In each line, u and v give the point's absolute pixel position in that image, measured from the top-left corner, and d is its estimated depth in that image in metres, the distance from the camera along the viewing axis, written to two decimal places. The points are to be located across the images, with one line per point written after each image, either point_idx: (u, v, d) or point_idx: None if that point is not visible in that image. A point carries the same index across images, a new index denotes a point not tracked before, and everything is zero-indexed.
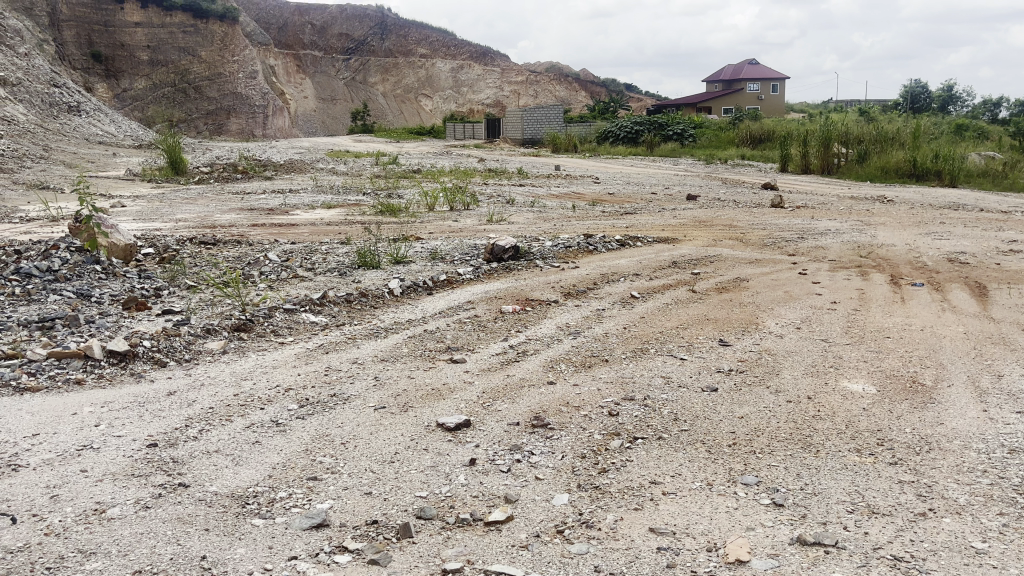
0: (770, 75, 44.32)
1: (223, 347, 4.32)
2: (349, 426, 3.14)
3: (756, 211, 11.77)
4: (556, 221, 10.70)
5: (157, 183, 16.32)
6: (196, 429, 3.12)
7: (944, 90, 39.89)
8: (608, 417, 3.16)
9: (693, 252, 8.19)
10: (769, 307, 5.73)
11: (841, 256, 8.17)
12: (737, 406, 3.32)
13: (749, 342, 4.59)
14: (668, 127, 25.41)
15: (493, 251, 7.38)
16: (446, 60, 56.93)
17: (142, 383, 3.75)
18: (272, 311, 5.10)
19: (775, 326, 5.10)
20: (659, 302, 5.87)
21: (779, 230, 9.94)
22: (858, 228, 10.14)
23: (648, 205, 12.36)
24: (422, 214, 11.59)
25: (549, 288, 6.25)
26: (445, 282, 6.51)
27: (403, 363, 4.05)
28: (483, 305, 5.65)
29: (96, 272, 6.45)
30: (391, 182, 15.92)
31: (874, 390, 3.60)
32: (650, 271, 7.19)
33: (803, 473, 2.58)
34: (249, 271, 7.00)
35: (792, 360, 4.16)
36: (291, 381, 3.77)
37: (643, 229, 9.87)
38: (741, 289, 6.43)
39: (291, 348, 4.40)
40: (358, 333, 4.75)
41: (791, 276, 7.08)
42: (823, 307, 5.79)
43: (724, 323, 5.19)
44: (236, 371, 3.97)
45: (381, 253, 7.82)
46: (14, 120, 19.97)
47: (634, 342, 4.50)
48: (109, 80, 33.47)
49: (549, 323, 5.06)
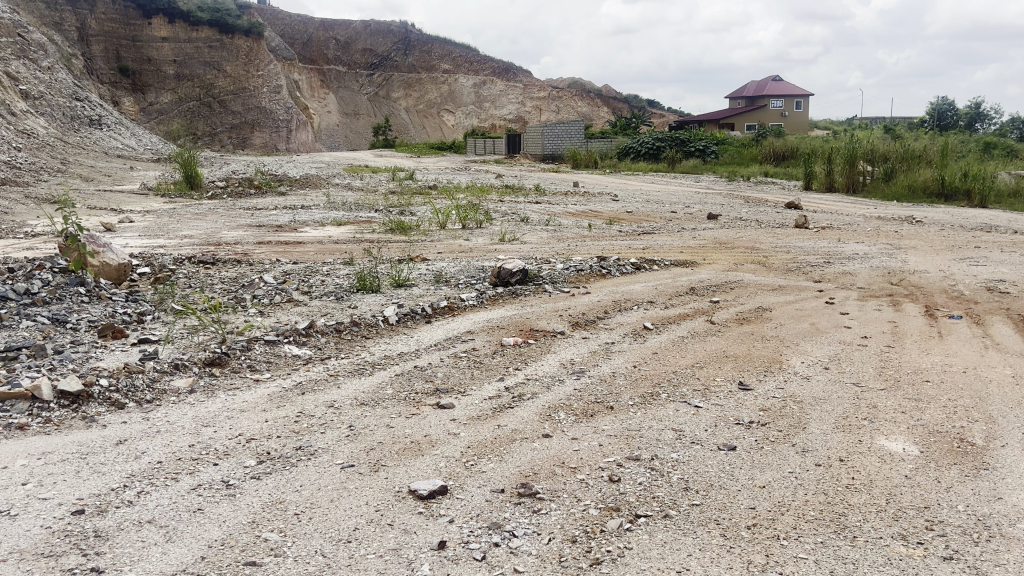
0: (793, 92, 43.77)
1: (191, 385, 3.94)
2: (309, 490, 2.73)
3: (779, 232, 11.34)
4: (570, 241, 10.30)
5: (170, 198, 16.12)
6: (134, 491, 2.72)
7: (972, 108, 39.13)
8: (607, 484, 2.74)
9: (712, 277, 7.75)
10: (794, 343, 5.27)
11: (869, 283, 7.70)
12: (758, 472, 2.87)
13: (772, 386, 4.15)
14: (689, 144, 25.02)
15: (500, 275, 6.96)
16: (468, 75, 56.84)
17: (93, 429, 3.37)
18: (251, 343, 4.72)
19: (800, 366, 4.64)
20: (674, 336, 5.42)
21: (803, 253, 9.48)
22: (887, 251, 9.65)
23: (667, 224, 11.96)
24: (433, 232, 11.27)
25: (556, 317, 5.83)
26: (446, 309, 6.10)
27: (384, 409, 3.64)
28: (483, 336, 5.24)
29: (78, 295, 6.13)
30: (405, 198, 15.57)
31: (915, 450, 3.14)
32: (665, 298, 6.76)
33: (837, 571, 2.15)
34: (242, 295, 6.66)
35: (820, 409, 3.71)
36: (256, 430, 3.37)
37: (661, 250, 9.43)
38: (764, 321, 5.97)
39: (266, 387, 4.01)
40: (341, 369, 4.36)
41: (817, 306, 6.62)
42: (853, 343, 5.31)
43: (745, 361, 4.74)
44: (200, 415, 3.58)
45: (383, 275, 7.45)
46: (33, 134, 19.91)
47: (643, 385, 4.06)
48: (137, 94, 33.60)
49: (551, 359, 4.63)
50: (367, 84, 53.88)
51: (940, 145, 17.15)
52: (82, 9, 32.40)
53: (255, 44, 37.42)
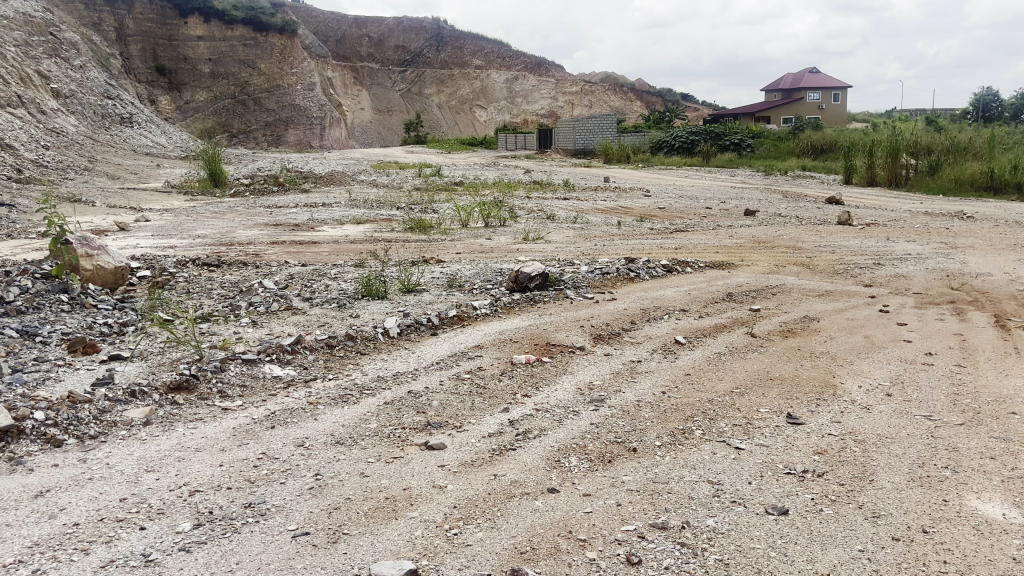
0: (831, 83, 42.56)
1: (146, 416, 3.40)
2: (246, 571, 2.18)
3: (821, 230, 10.58)
4: (597, 240, 9.67)
5: (192, 195, 15.77)
6: (28, 570, 2.18)
7: (1017, 98, 37.65)
8: (624, 570, 2.18)
9: (753, 281, 7.06)
10: (849, 362, 4.60)
11: (926, 288, 6.96)
12: (819, 550, 2.29)
13: (827, 420, 3.52)
14: (725, 137, 24.15)
15: (517, 280, 6.35)
16: (500, 70, 56.19)
17: (16, 476, 2.82)
18: (226, 363, 4.16)
19: (858, 393, 3.98)
20: (708, 352, 4.78)
21: (849, 253, 8.74)
22: (943, 252, 8.85)
23: (701, 221, 11.26)
24: (454, 231, 10.70)
25: (576, 329, 5.22)
26: (455, 319, 5.50)
27: (363, 450, 3.07)
28: (493, 352, 4.65)
29: (59, 304, 5.65)
30: (427, 195, 14.95)
31: (1018, 517, 2.51)
32: (699, 305, 6.09)
33: None
34: (237, 303, 6.13)
35: (888, 453, 3.09)
36: (204, 479, 2.81)
37: (694, 250, 8.73)
38: (811, 334, 5.30)
39: (232, 419, 3.46)
40: (325, 396, 3.79)
41: (870, 315, 5.91)
42: (916, 362, 4.63)
43: (793, 385, 4.09)
44: (147, 456, 3.03)
45: (393, 279, 6.87)
46: (62, 133, 19.74)
47: (673, 420, 3.43)
48: (173, 92, 33.39)
49: (568, 382, 4.03)
50: (399, 80, 53.50)
51: (988, 137, 16.22)
52: (119, 9, 32.40)
53: (289, 41, 37.32)
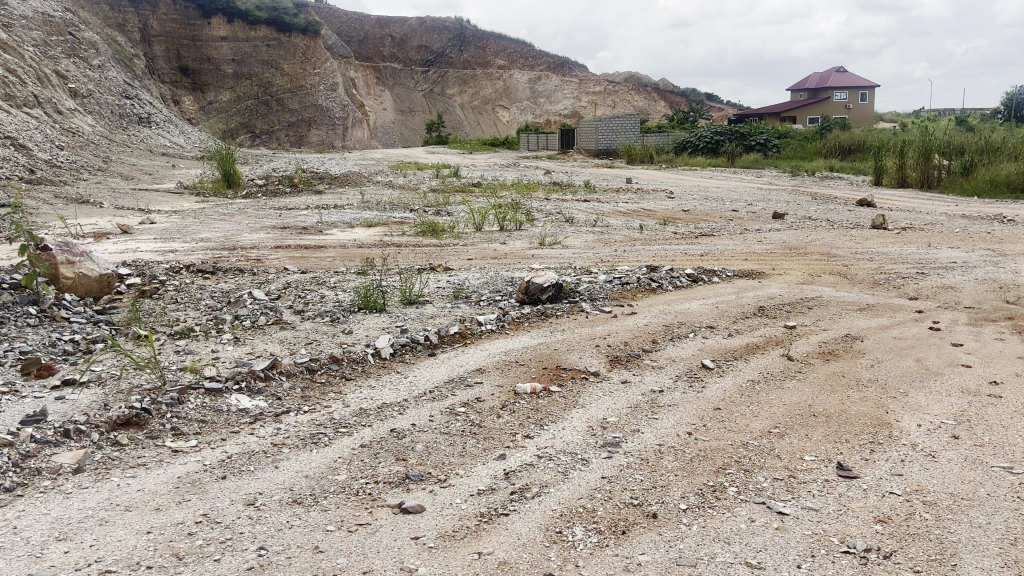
0: (859, 83, 41.59)
1: (77, 462, 2.90)
2: None
3: (855, 234, 9.91)
4: (616, 245, 9.08)
5: (204, 196, 15.34)
6: None
7: None
8: None
9: (785, 293, 6.46)
10: (903, 394, 3.98)
11: (979, 301, 6.31)
12: None
13: (886, 473, 2.92)
14: (750, 136, 23.45)
15: (528, 290, 5.82)
16: (523, 71, 55.69)
17: None
18: (185, 394, 3.63)
19: (918, 435, 3.37)
20: (739, 380, 4.19)
21: (888, 262, 8.09)
22: (991, 259, 8.19)
23: (727, 225, 10.68)
24: (467, 235, 10.11)
25: (591, 350, 4.65)
26: (456, 337, 4.95)
27: (323, 513, 2.53)
28: (496, 379, 4.09)
29: (26, 319, 5.19)
30: (442, 197, 14.37)
31: None
32: (728, 322, 5.49)
33: None
34: (222, 315, 5.62)
35: (969, 524, 2.49)
36: (123, 552, 2.29)
37: (722, 258, 8.12)
38: (856, 357, 4.69)
39: (180, 465, 2.95)
40: (294, 435, 3.26)
41: (922, 334, 5.30)
42: (981, 394, 4.00)
43: (842, 425, 3.49)
44: (65, 517, 2.52)
45: (394, 290, 6.33)
46: (78, 132, 19.46)
47: (702, 473, 2.85)
48: (195, 93, 33.13)
49: (578, 419, 3.46)
50: (422, 81, 53.14)
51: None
52: (143, 9, 32.30)
53: (311, 42, 37.10)
